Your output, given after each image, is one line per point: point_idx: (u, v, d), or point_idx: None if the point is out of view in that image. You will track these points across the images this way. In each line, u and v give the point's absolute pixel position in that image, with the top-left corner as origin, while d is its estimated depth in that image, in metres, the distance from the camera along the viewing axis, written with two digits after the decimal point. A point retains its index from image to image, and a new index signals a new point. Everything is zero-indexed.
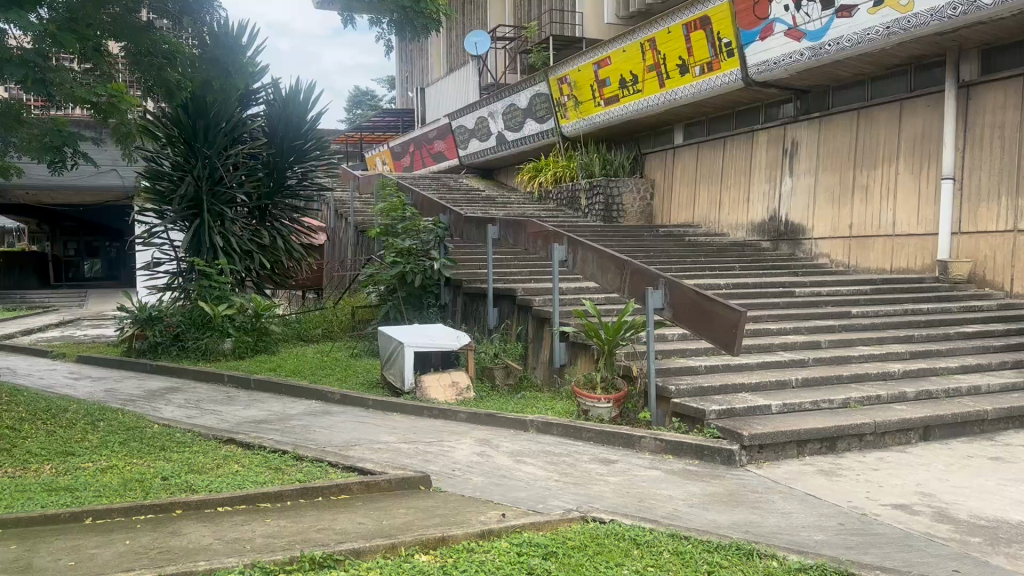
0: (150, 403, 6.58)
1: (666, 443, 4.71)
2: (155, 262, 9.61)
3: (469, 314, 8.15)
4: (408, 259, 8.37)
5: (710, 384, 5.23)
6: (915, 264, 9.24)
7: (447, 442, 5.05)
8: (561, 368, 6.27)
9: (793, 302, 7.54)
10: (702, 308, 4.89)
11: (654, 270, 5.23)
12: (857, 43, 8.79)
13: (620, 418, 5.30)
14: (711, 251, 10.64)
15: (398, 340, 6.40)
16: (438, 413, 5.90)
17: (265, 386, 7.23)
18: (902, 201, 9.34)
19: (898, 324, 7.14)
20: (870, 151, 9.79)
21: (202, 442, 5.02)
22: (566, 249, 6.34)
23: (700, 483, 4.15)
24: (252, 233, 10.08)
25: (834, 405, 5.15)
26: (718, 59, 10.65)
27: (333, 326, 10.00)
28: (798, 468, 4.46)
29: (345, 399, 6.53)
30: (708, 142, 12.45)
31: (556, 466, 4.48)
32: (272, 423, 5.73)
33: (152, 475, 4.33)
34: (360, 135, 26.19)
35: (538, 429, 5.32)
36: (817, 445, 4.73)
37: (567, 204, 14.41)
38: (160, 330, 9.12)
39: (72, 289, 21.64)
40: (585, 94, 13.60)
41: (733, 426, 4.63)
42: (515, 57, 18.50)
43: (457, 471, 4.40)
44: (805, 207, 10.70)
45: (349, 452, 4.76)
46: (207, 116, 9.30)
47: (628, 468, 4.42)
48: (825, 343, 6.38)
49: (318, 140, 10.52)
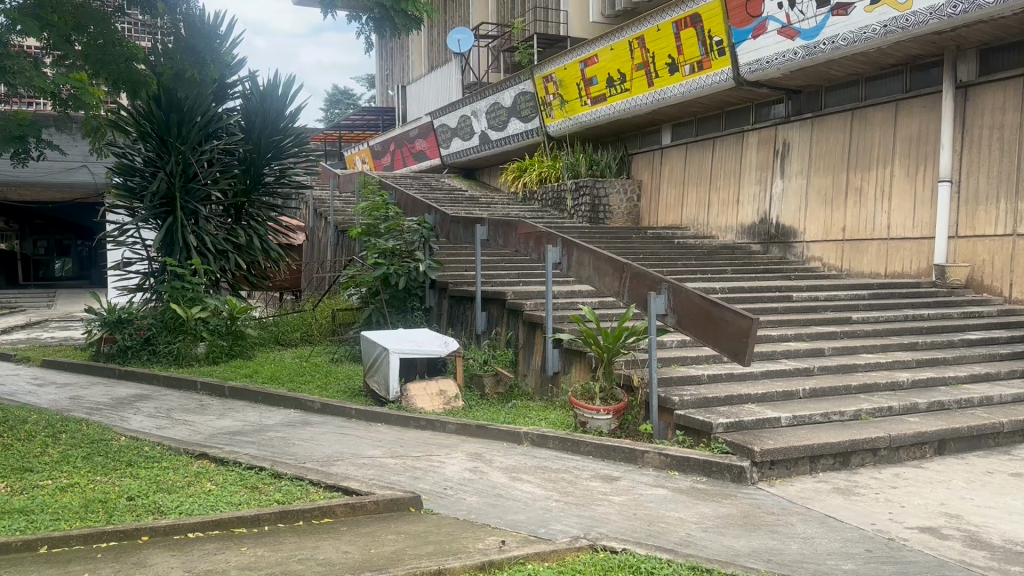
0: (117, 412, 6.18)
1: (671, 458, 4.41)
2: (126, 262, 9.22)
3: (456, 318, 7.83)
4: (392, 260, 8.05)
5: (714, 395, 4.94)
6: (910, 268, 9.03)
7: (436, 456, 4.72)
8: (555, 376, 5.98)
9: (791, 307, 7.27)
10: (708, 314, 4.61)
11: (655, 274, 4.95)
12: (852, 42, 8.57)
13: (620, 430, 5.01)
14: (700, 254, 10.39)
15: (382, 346, 6.05)
16: (425, 424, 5.57)
17: (241, 393, 6.86)
18: (898, 204, 9.13)
19: (901, 331, 6.89)
20: (864, 153, 9.58)
21: (172, 456, 4.66)
22: (560, 250, 6.03)
23: (712, 504, 3.86)
24: (228, 232, 9.68)
25: (845, 417, 4.89)
26: (708, 57, 10.40)
27: (312, 329, 9.64)
28: (813, 486, 4.18)
29: (325, 408, 6.18)
30: (697, 142, 12.22)
31: (555, 484, 4.17)
32: (248, 434, 5.37)
33: (117, 495, 3.97)
34: (339, 132, 25.77)
35: (533, 441, 5.01)
36: (830, 460, 4.46)
37: (552, 205, 14.13)
38: (129, 333, 8.72)
39: (40, 289, 21.11)
40: (571, 92, 13.33)
41: (742, 441, 4.35)
42: (497, 54, 18.01)
43: (448, 490, 4.08)
44: (796, 209, 10.47)
45: (331, 468, 4.42)
46: (181, 110, 8.92)
47: (632, 486, 4.12)
48: (828, 350, 6.12)
49: (297, 136, 10.13)
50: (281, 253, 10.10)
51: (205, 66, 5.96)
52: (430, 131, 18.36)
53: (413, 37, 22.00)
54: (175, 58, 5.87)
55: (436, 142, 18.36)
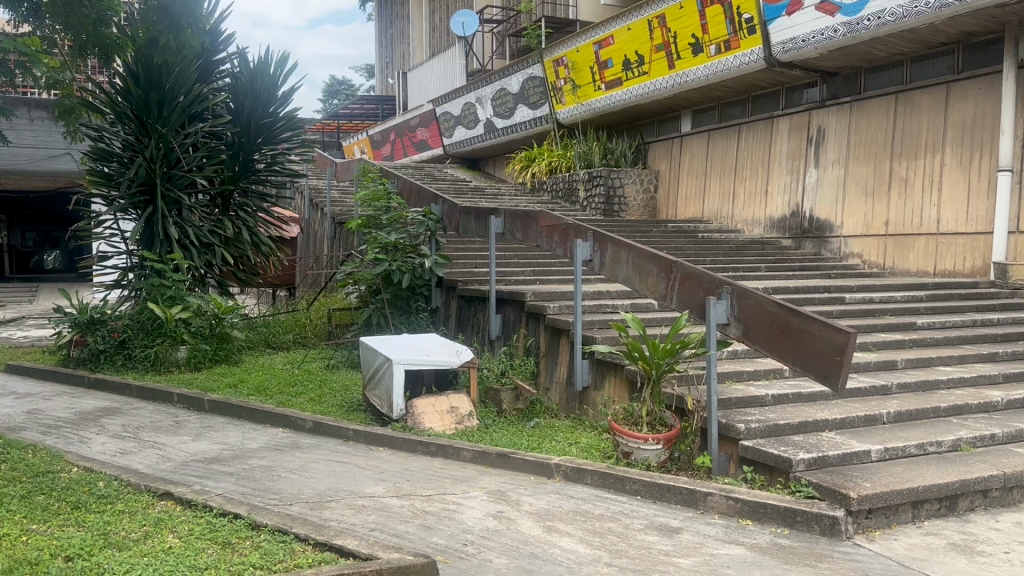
0: (78, 431, 5.35)
1: (742, 504, 3.58)
2: (102, 256, 8.31)
3: (465, 320, 6.97)
4: (394, 255, 7.22)
5: (786, 422, 4.11)
6: (962, 266, 8.15)
7: (451, 496, 3.89)
8: (586, 392, 5.15)
9: (847, 310, 6.48)
10: (786, 326, 3.76)
11: (714, 275, 4.11)
12: (901, 17, 7.68)
13: (670, 463, 4.17)
14: (730, 250, 9.56)
15: (385, 355, 5.16)
16: (436, 450, 4.72)
17: (222, 408, 6.02)
18: (948, 196, 8.26)
19: (975, 338, 6.06)
20: (909, 140, 8.71)
21: (130, 496, 3.83)
22: (591, 245, 5.15)
23: (807, 570, 3.03)
24: (214, 223, 8.83)
25: (942, 448, 4.06)
26: (737, 36, 9.52)
27: (306, 331, 8.82)
28: (923, 542, 3.35)
29: (318, 428, 5.33)
30: (720, 129, 11.38)
31: (602, 539, 3.33)
32: (225, 463, 4.54)
33: (52, 553, 3.12)
34: (337, 123, 24.96)
35: (566, 476, 4.18)
36: (935, 505, 3.63)
37: (563, 196, 13.29)
38: (102, 336, 7.81)
39: (24, 282, 20.32)
40: (583, 76, 12.47)
41: (832, 482, 3.53)
42: (503, 40, 17.22)
43: (469, 547, 3.24)
44: (833, 201, 9.63)
45: (321, 515, 3.59)
46: (162, 89, 8.08)
47: (700, 543, 3.29)
48: (901, 363, 5.29)
49: (288, 120, 9.24)
50: (272, 247, 9.21)
51: (183, 31, 5.23)
52: (432, 119, 17.51)
53: (415, 23, 21.12)
54: (150, 18, 5.16)
55: (438, 131, 17.52)
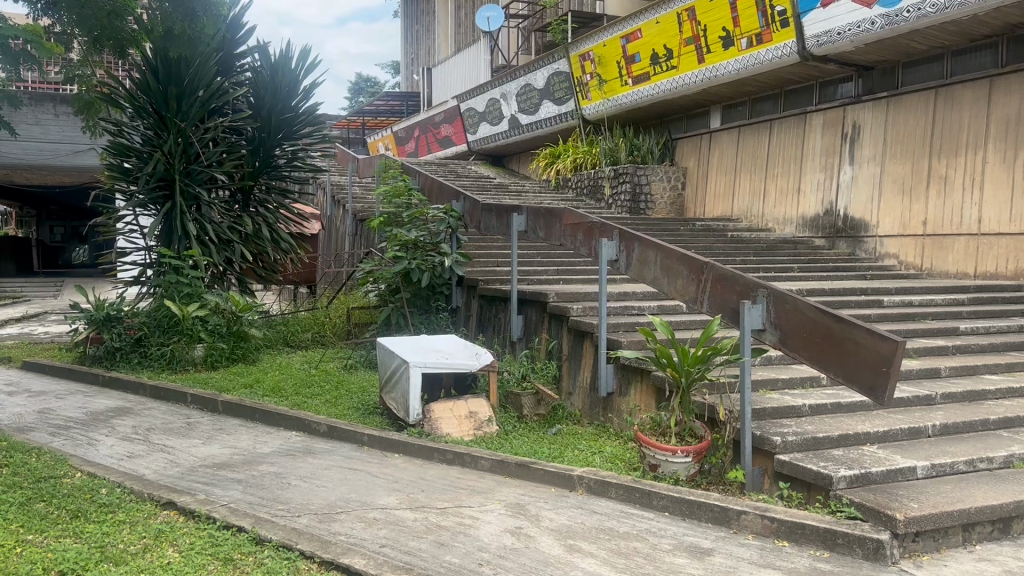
0: (87, 433, 5.22)
1: (778, 523, 3.34)
2: (120, 253, 8.20)
3: (486, 321, 6.76)
4: (413, 253, 7.03)
5: (824, 435, 3.86)
6: (1005, 268, 7.81)
7: (467, 510, 3.68)
8: (610, 398, 4.92)
9: (886, 314, 6.19)
10: (827, 333, 3.51)
11: (748, 277, 3.87)
12: (942, 9, 7.32)
13: (699, 476, 3.93)
14: (760, 249, 9.27)
15: (402, 358, 4.97)
16: (453, 458, 4.52)
17: (235, 410, 5.86)
18: (990, 195, 7.91)
19: (1022, 345, 5.75)
20: (949, 136, 8.36)
21: (133, 504, 3.66)
22: (616, 244, 4.92)
23: None
24: (234, 219, 8.70)
25: (993, 465, 3.79)
26: (769, 29, 9.22)
27: (325, 329, 8.67)
28: (976, 569, 3.08)
29: (332, 433, 5.15)
30: (751, 125, 11.07)
31: (626, 561, 3.10)
32: (235, 469, 4.37)
33: (45, 567, 2.95)
34: (362, 120, 24.88)
35: (589, 489, 3.96)
36: (988, 528, 3.36)
37: (588, 193, 13.04)
38: (118, 333, 7.69)
39: (49, 277, 20.46)
40: (610, 71, 12.21)
41: (876, 503, 3.27)
42: (528, 35, 17.00)
43: (484, 567, 3.02)
44: (868, 200, 9.30)
45: (329, 529, 3.39)
46: (180, 83, 7.93)
47: (733, 567, 3.05)
48: (945, 371, 5.00)
49: (309, 115, 9.09)
50: (291, 243, 9.07)
51: (198, 20, 5.13)
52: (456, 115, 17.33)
53: (440, 18, 20.95)
54: (165, 8, 5.02)
55: (462, 127, 17.33)
